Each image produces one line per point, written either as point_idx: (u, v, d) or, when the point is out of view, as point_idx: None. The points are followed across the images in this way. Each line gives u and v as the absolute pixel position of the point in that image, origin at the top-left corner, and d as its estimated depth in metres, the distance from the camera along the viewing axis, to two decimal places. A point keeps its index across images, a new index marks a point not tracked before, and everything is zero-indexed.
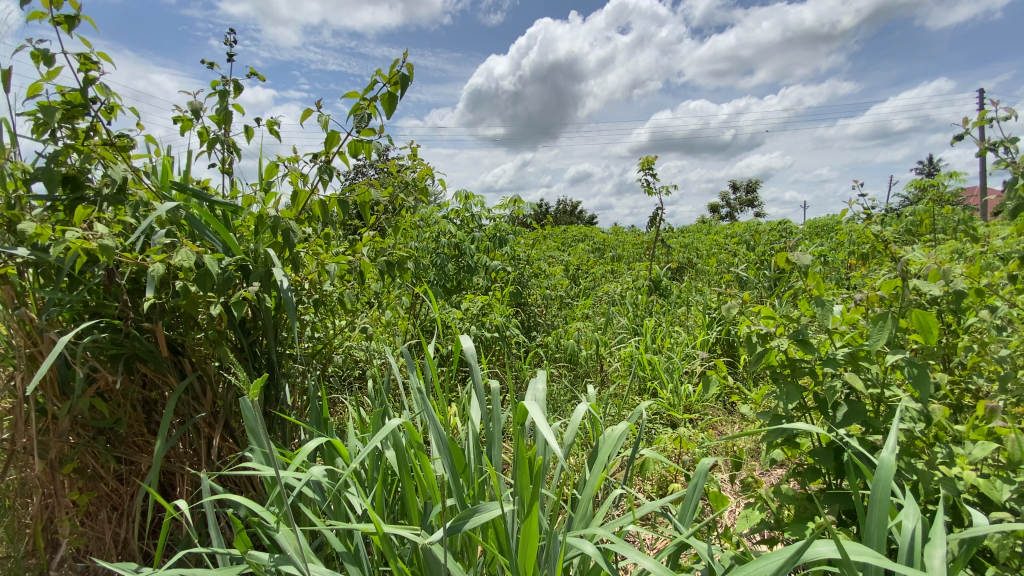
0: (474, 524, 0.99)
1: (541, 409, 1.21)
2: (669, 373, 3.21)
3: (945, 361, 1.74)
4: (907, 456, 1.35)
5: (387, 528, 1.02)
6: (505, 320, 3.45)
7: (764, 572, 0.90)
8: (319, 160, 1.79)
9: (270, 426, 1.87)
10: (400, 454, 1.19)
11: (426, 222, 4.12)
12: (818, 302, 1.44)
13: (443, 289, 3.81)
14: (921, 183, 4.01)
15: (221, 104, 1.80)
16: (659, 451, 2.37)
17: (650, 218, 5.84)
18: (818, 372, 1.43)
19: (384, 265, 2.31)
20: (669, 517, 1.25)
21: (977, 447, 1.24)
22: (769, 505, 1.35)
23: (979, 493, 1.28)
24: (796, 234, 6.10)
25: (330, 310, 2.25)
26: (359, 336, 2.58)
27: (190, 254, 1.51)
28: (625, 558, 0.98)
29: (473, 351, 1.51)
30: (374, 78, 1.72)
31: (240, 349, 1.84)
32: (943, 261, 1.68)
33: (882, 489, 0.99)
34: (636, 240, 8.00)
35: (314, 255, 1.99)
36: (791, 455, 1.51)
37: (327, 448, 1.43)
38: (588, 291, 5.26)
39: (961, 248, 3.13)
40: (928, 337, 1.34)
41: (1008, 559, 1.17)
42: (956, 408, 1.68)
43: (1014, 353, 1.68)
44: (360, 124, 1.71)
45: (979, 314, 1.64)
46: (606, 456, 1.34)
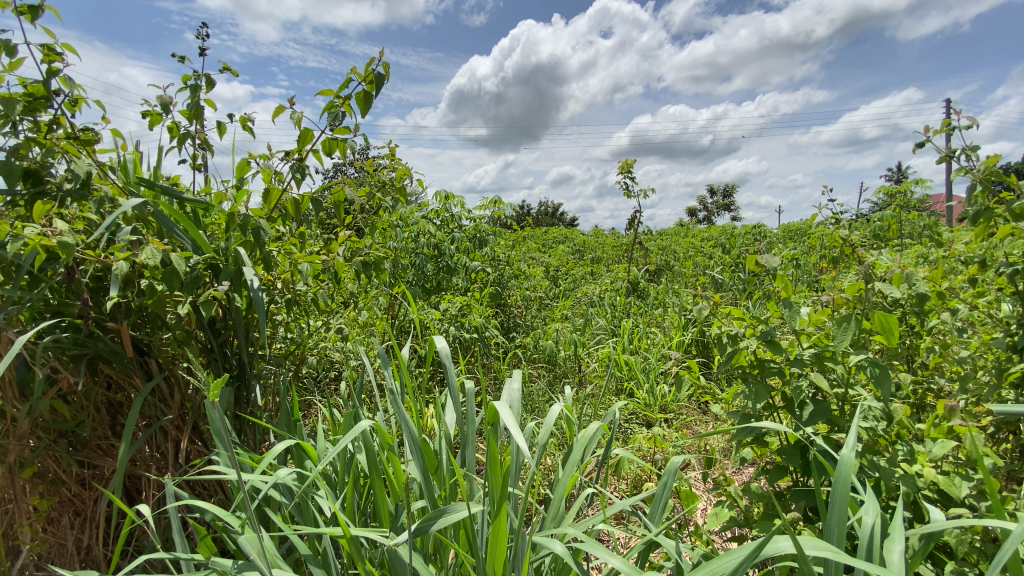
0: (442, 525, 0.98)
1: (512, 410, 1.20)
2: (646, 374, 3.25)
3: (908, 361, 1.80)
4: (871, 454, 1.39)
5: (353, 531, 1.00)
6: (484, 320, 3.44)
7: (724, 570, 0.90)
8: (292, 157, 1.76)
9: (239, 428, 1.83)
10: (370, 456, 1.17)
11: (405, 222, 4.09)
12: (787, 304, 1.47)
13: (421, 289, 3.79)
14: (888, 189, 4.14)
15: (192, 99, 1.75)
16: (634, 451, 2.39)
17: (629, 221, 5.92)
18: (786, 373, 1.46)
19: (360, 265, 2.28)
20: (640, 516, 1.26)
21: (936, 445, 1.28)
22: (737, 503, 1.38)
23: (940, 490, 1.32)
24: (770, 238, 6.25)
25: (304, 310, 2.21)
26: (334, 336, 2.54)
27: (156, 252, 1.46)
28: (594, 557, 0.98)
29: (448, 351, 1.49)
30: (348, 76, 1.69)
31: (208, 349, 1.80)
32: (906, 265, 1.73)
33: (842, 484, 1.01)
34: (615, 241, 8.08)
35: (287, 255, 1.95)
36: (759, 454, 1.54)
37: (296, 450, 1.41)
38: (567, 292, 5.29)
39: (926, 253, 3.25)
40: (889, 338, 1.38)
41: (966, 554, 1.21)
42: (918, 407, 1.74)
43: (973, 354, 1.74)
44: (334, 122, 1.69)
45: (941, 317, 1.70)
46: (579, 457, 1.34)
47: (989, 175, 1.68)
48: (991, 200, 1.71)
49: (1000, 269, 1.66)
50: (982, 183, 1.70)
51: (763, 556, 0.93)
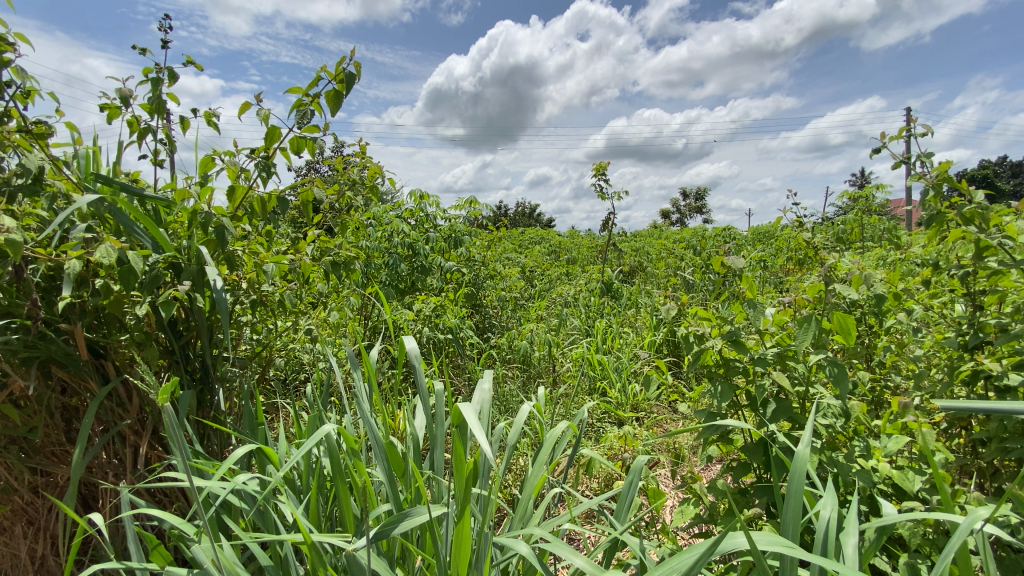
0: (404, 529, 0.96)
1: (477, 411, 1.19)
2: (618, 374, 3.29)
3: (865, 359, 1.86)
4: (830, 451, 1.43)
5: (314, 537, 0.98)
6: (459, 321, 3.42)
7: (680, 569, 0.91)
8: (258, 155, 1.71)
9: (201, 433, 1.77)
10: (333, 459, 1.14)
11: (379, 222, 4.04)
12: (751, 305, 1.50)
13: (395, 289, 3.75)
14: (851, 194, 4.29)
15: (153, 93, 1.69)
16: (605, 450, 2.41)
17: (604, 223, 5.99)
18: (750, 372, 1.49)
19: (329, 265, 2.23)
20: (606, 515, 1.27)
21: (891, 440, 1.33)
22: (702, 500, 1.41)
23: (894, 484, 1.37)
24: (739, 240, 6.40)
25: (271, 311, 2.15)
26: (304, 338, 2.49)
27: (111, 250, 1.40)
28: (558, 557, 0.98)
29: (417, 353, 1.48)
30: (318, 74, 1.65)
31: (169, 352, 1.74)
32: (865, 267, 1.79)
33: (795, 482, 1.03)
34: (591, 242, 8.14)
35: (252, 254, 1.90)
36: (725, 451, 1.57)
37: (258, 455, 1.36)
38: (542, 292, 5.31)
39: (885, 256, 3.38)
40: (847, 337, 1.42)
41: (920, 546, 1.26)
42: (876, 404, 1.80)
43: (926, 353, 1.82)
44: (302, 121, 1.65)
45: (897, 317, 1.76)
46: (547, 456, 1.35)
47: (940, 181, 1.76)
48: (942, 204, 1.78)
49: (951, 271, 1.73)
50: (933, 188, 1.77)
51: (720, 553, 0.95)
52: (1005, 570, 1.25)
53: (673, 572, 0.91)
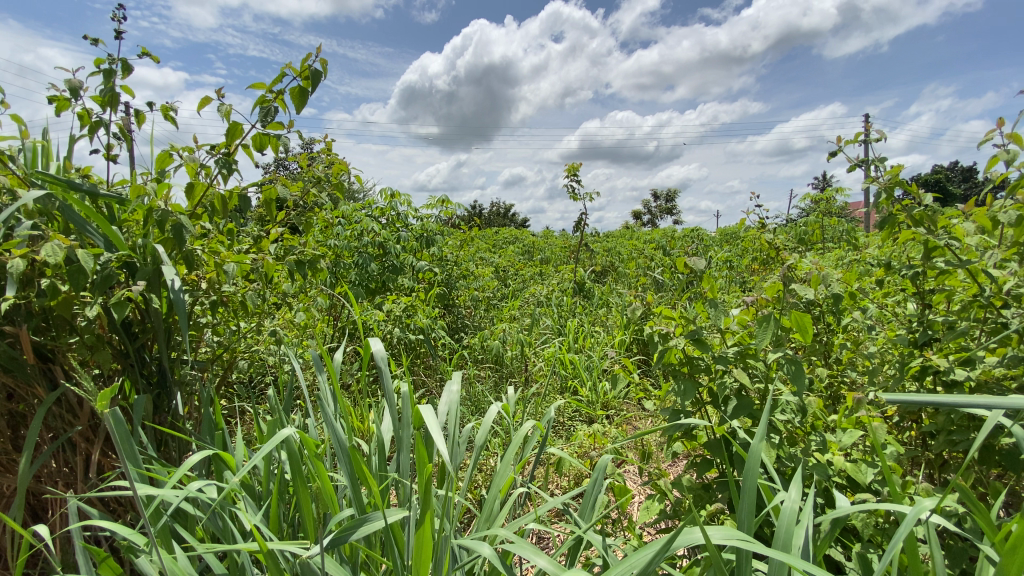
0: (362, 535, 0.94)
1: (438, 413, 1.18)
2: (589, 372, 3.32)
3: (823, 356, 1.93)
4: (789, 446, 1.47)
5: (271, 545, 0.95)
6: (430, 321, 3.39)
7: (636, 567, 0.91)
8: (219, 151, 1.66)
9: (158, 440, 1.71)
10: (292, 463, 1.11)
11: (348, 221, 3.97)
12: (713, 305, 1.54)
13: (364, 289, 3.68)
14: (813, 197, 4.43)
15: (106, 85, 1.62)
16: (575, 448, 2.43)
17: (576, 223, 6.04)
18: (712, 369, 1.53)
19: (294, 264, 2.18)
20: (571, 514, 1.27)
21: (846, 434, 1.38)
22: (667, 496, 1.44)
23: (849, 477, 1.42)
24: (706, 241, 6.55)
25: (233, 312, 2.09)
26: (268, 339, 2.42)
27: (58, 249, 1.33)
28: (521, 558, 0.98)
29: (383, 354, 1.45)
30: (282, 71, 1.60)
31: (122, 355, 1.66)
32: (823, 266, 1.85)
33: (750, 477, 1.06)
34: (563, 242, 8.18)
35: (213, 254, 1.83)
36: (689, 447, 1.60)
37: (216, 461, 1.32)
38: (516, 292, 5.31)
39: (845, 257, 3.50)
40: (804, 335, 1.46)
41: (872, 536, 1.31)
42: (834, 400, 1.86)
43: (881, 350, 1.89)
44: (265, 118, 1.60)
45: (853, 316, 1.83)
46: (514, 456, 1.34)
47: (892, 185, 1.83)
48: (894, 207, 1.85)
49: (903, 271, 1.80)
50: (886, 191, 1.83)
51: (676, 548, 0.96)
52: (951, 557, 1.31)
53: (632, 570, 0.92)
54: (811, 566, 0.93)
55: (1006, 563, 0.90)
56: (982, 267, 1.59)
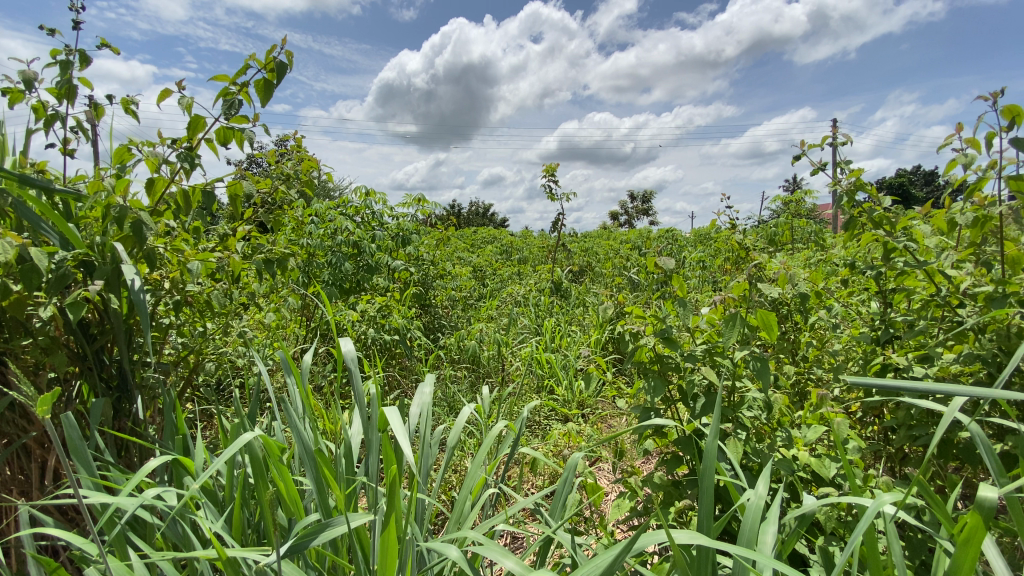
0: (324, 540, 0.92)
1: (404, 415, 1.16)
2: (565, 372, 3.34)
3: (790, 354, 1.98)
4: (756, 442, 1.50)
5: (230, 551, 0.92)
6: (406, 321, 3.35)
7: (598, 569, 0.90)
8: (180, 146, 1.60)
9: (118, 445, 1.65)
10: (254, 468, 1.07)
11: (322, 219, 3.90)
12: (682, 304, 1.56)
13: (338, 289, 3.63)
14: (782, 198, 4.55)
15: (62, 77, 1.55)
16: (551, 447, 2.43)
17: (553, 223, 6.06)
18: (682, 367, 1.55)
19: (262, 263, 2.12)
20: (541, 513, 1.26)
21: (810, 430, 1.42)
22: (638, 493, 1.46)
23: (813, 471, 1.46)
24: (681, 242, 6.66)
25: (199, 312, 2.03)
26: (236, 340, 2.36)
27: (8, 247, 1.26)
28: (488, 560, 0.97)
29: (354, 356, 1.42)
30: (245, 63, 1.56)
31: (79, 357, 1.59)
32: (789, 265, 1.89)
33: (712, 471, 1.07)
34: (541, 242, 8.19)
35: (177, 252, 1.77)
36: (660, 445, 1.62)
37: (175, 467, 1.27)
38: (493, 292, 5.31)
39: (813, 257, 3.60)
40: (769, 333, 1.48)
41: (835, 529, 1.34)
42: (800, 396, 1.91)
43: (845, 347, 1.95)
44: (229, 111, 1.56)
45: (817, 314, 1.88)
46: (484, 458, 1.33)
47: (854, 188, 1.88)
48: (855, 209, 1.91)
49: (865, 271, 1.85)
50: (848, 194, 1.88)
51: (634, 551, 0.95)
52: (911, 549, 1.36)
53: (595, 571, 0.91)
54: (776, 561, 0.94)
55: (960, 554, 0.94)
56: (939, 267, 1.65)
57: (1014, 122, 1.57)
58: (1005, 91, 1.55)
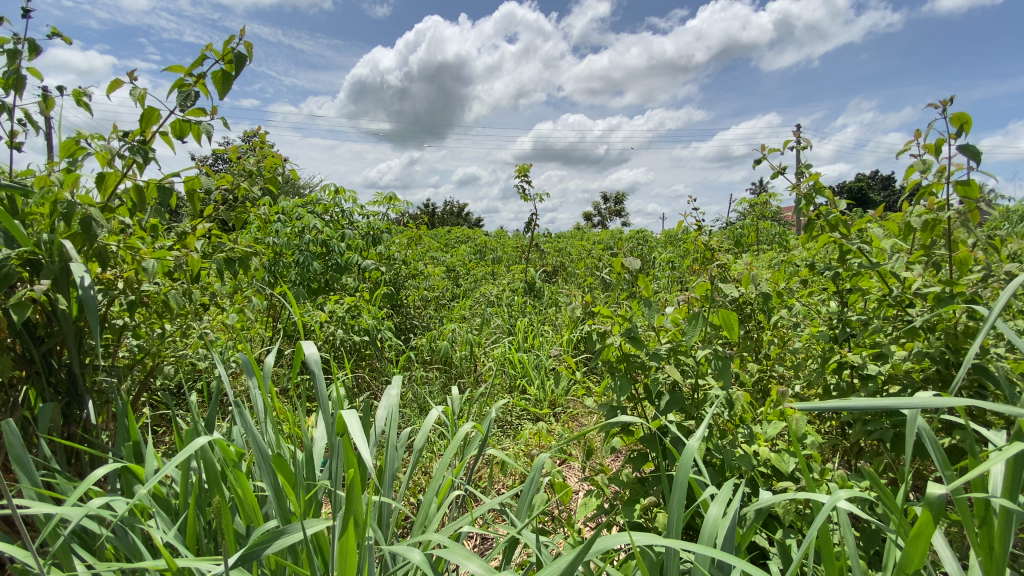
0: (277, 548, 0.90)
1: (363, 418, 1.12)
2: (537, 371, 3.35)
3: (754, 352, 2.03)
4: (718, 438, 1.54)
5: (181, 563, 0.88)
6: (376, 322, 3.30)
7: (555, 572, 0.89)
8: (133, 139, 1.54)
9: (67, 453, 1.57)
10: (209, 476, 1.04)
11: (289, 217, 3.80)
12: (647, 303, 1.58)
13: (306, 289, 3.55)
14: (748, 200, 4.68)
15: (8, 66, 1.46)
16: (521, 446, 2.44)
17: (527, 223, 6.08)
18: (648, 366, 1.57)
19: (223, 261, 2.05)
20: (507, 514, 1.24)
21: (770, 426, 1.46)
22: (605, 491, 1.48)
23: (773, 466, 1.50)
24: (652, 243, 6.77)
25: (156, 313, 1.95)
26: (196, 342, 2.29)
27: None
28: (451, 563, 0.96)
29: (318, 358, 1.39)
30: (201, 54, 1.51)
31: (26, 361, 1.51)
32: (753, 265, 1.94)
33: (688, 467, 1.04)
34: (515, 242, 8.19)
35: (132, 250, 1.70)
36: (627, 442, 1.64)
37: (126, 474, 1.22)
38: (467, 292, 5.29)
39: (777, 258, 3.71)
40: (731, 332, 1.52)
41: (794, 522, 1.38)
42: (763, 394, 1.96)
43: (805, 344, 2.01)
44: (185, 103, 1.50)
45: (780, 313, 1.94)
46: (451, 459, 1.31)
47: (813, 191, 1.94)
48: (813, 212, 1.98)
49: (823, 271, 1.92)
50: (807, 197, 1.94)
51: (594, 554, 0.94)
52: (864, 539, 1.41)
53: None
54: (749, 565, 0.95)
55: (910, 548, 0.96)
56: (891, 268, 1.72)
57: (961, 129, 1.65)
58: (953, 99, 1.63)
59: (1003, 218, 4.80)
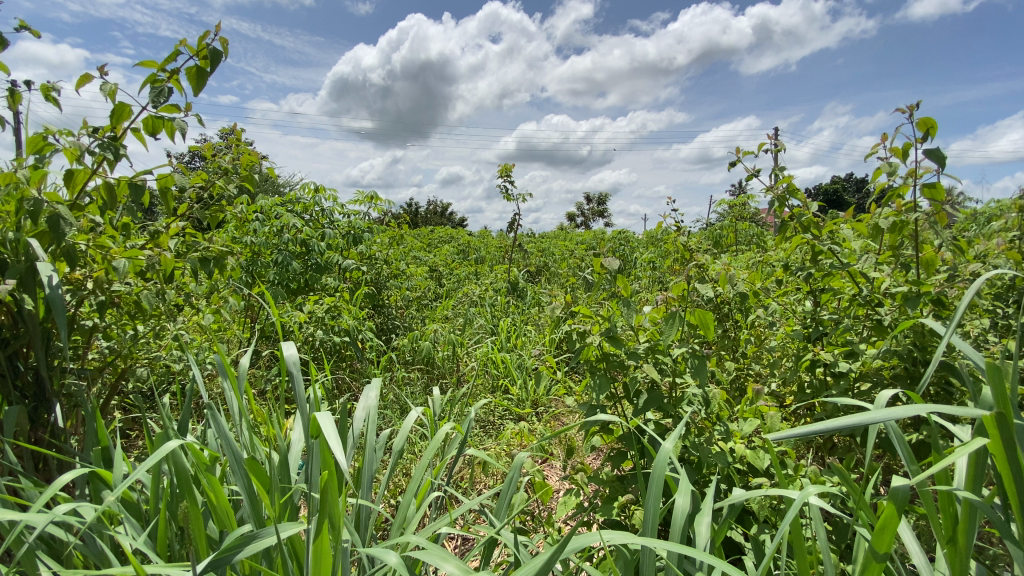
0: (250, 553, 0.88)
1: (337, 420, 1.10)
2: (519, 371, 3.35)
3: (731, 350, 2.06)
4: (696, 436, 1.56)
5: (149, 569, 0.86)
6: (357, 322, 3.26)
7: (530, 572, 0.89)
8: (103, 135, 1.50)
9: (34, 459, 1.52)
10: (180, 481, 1.01)
11: (268, 216, 3.74)
12: (626, 303, 1.60)
13: (285, 289, 3.50)
14: (727, 202, 4.76)
15: None
16: (503, 446, 2.43)
17: (510, 223, 6.08)
18: (627, 365, 1.59)
19: (198, 261, 2.01)
20: (486, 514, 1.24)
21: (746, 423, 1.48)
22: (584, 489, 1.49)
23: (749, 463, 1.52)
24: (633, 243, 6.84)
25: (128, 314, 1.90)
26: (171, 344, 2.23)
27: None
28: (428, 565, 0.96)
29: (297, 360, 1.36)
30: (175, 49, 1.48)
31: None
32: (730, 265, 1.97)
33: (665, 464, 1.05)
34: (498, 242, 8.17)
35: (101, 249, 1.65)
36: (607, 441, 1.65)
37: (93, 480, 1.19)
38: (450, 292, 5.27)
39: (755, 259, 3.78)
40: (707, 331, 1.54)
41: (769, 518, 1.41)
42: (739, 392, 2.00)
43: (781, 343, 2.05)
44: (158, 99, 1.47)
45: (757, 312, 1.98)
46: (431, 461, 1.30)
47: (786, 194, 1.99)
48: (787, 213, 2.02)
49: (797, 272, 1.96)
50: (781, 199, 1.98)
51: (569, 553, 0.94)
52: (836, 533, 1.44)
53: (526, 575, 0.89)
54: (726, 564, 0.95)
55: (878, 539, 0.99)
56: (861, 269, 1.77)
57: (927, 134, 1.71)
58: (920, 105, 1.68)
59: (970, 220, 4.98)
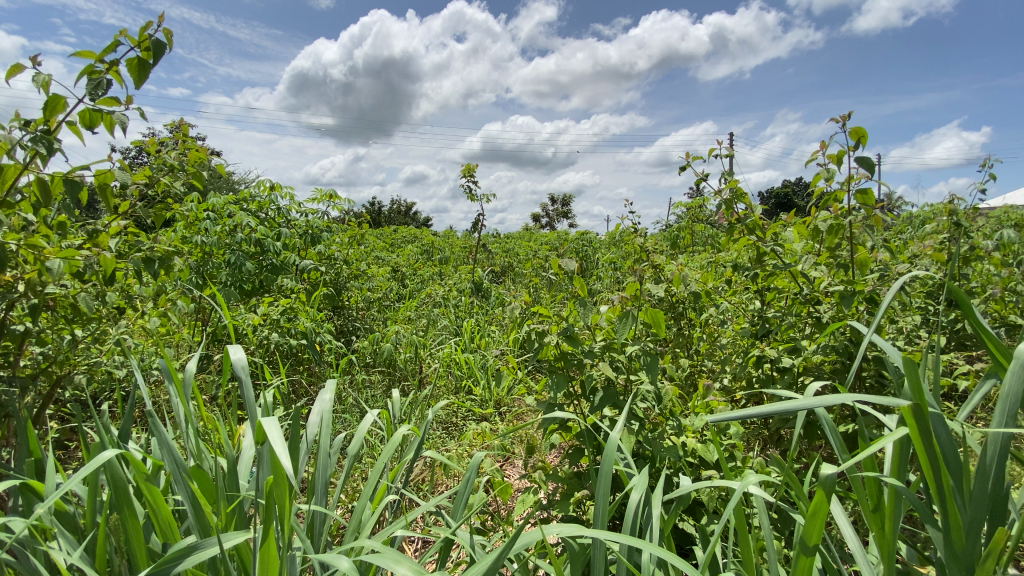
0: (191, 563, 0.87)
1: (282, 425, 1.07)
2: (482, 372, 3.36)
3: (685, 348, 2.13)
4: (650, 431, 1.60)
5: None
6: (316, 324, 3.18)
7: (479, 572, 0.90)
8: (35, 129, 1.41)
9: None
10: (115, 491, 0.96)
11: (220, 215, 3.61)
12: (582, 303, 1.63)
13: (239, 291, 3.38)
14: (684, 203, 4.91)
15: None
16: (465, 446, 2.43)
17: (473, 224, 6.08)
18: (583, 364, 1.62)
19: (142, 262, 1.92)
20: (442, 515, 1.24)
21: (696, 418, 1.54)
22: (542, 487, 1.51)
23: (700, 456, 1.58)
24: (596, 244, 6.97)
25: (64, 318, 1.80)
26: (113, 348, 2.12)
27: None
28: (381, 568, 0.95)
29: (245, 363, 1.32)
30: (114, 39, 1.41)
31: None
32: (683, 266, 2.04)
33: (613, 459, 1.08)
34: (463, 242, 8.13)
35: (33, 249, 1.55)
36: (565, 439, 1.68)
37: (23, 494, 1.11)
38: (413, 293, 5.22)
39: (710, 260, 3.93)
40: (658, 330, 1.59)
41: (718, 509, 1.46)
42: (693, 388, 2.07)
43: (731, 340, 2.14)
44: (95, 91, 1.40)
45: (708, 310, 2.06)
46: (386, 464, 1.29)
47: (734, 198, 2.07)
48: (736, 216, 2.11)
49: (745, 272, 2.04)
50: (730, 202, 2.07)
51: (519, 550, 0.96)
52: (780, 521, 1.52)
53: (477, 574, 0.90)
54: (675, 555, 0.98)
55: (809, 525, 1.04)
56: (801, 269, 1.86)
57: (859, 142, 1.82)
58: (852, 115, 1.79)
59: (907, 222, 5.32)
